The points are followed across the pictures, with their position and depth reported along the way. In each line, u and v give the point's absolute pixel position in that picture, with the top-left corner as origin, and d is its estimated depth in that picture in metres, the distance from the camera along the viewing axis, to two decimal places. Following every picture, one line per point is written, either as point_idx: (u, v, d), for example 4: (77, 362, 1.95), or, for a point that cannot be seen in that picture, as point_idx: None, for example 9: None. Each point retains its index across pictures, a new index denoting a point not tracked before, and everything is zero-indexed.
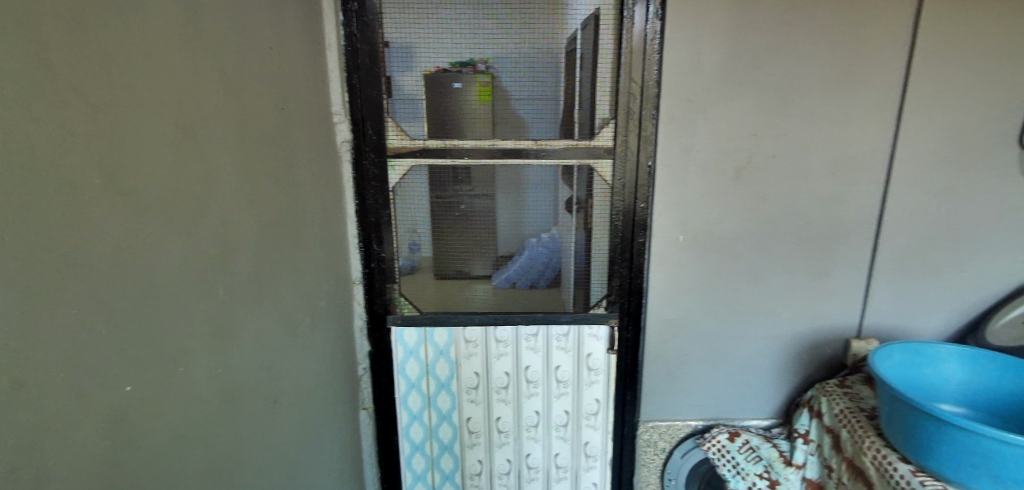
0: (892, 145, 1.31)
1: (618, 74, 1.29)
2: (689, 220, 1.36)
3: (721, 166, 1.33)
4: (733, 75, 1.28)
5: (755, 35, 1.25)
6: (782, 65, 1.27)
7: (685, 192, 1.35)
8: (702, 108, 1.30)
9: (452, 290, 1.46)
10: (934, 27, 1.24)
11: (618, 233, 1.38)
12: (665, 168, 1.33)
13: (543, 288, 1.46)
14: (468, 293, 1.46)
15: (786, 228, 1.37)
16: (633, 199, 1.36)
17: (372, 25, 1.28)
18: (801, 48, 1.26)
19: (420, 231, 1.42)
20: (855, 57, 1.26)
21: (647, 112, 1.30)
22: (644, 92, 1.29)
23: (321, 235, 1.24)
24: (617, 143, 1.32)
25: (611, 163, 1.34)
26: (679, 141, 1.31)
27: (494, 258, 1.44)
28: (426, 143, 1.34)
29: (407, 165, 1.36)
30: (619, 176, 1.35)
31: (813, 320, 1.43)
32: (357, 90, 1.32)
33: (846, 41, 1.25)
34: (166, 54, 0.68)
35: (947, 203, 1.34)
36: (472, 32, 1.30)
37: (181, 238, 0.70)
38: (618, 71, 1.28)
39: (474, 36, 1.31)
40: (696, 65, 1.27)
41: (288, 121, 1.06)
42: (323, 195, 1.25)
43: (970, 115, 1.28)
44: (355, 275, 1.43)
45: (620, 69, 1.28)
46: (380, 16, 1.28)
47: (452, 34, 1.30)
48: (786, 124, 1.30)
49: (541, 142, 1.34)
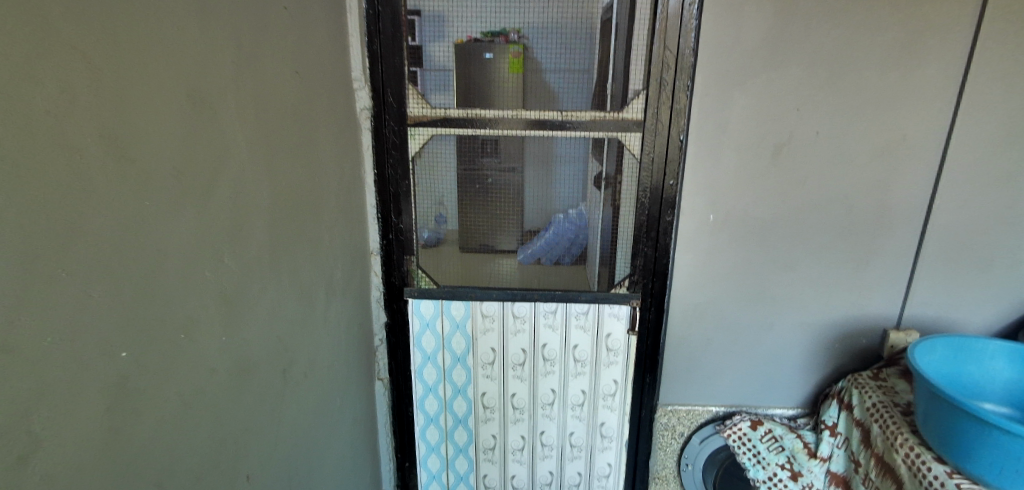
0: (949, 123, 1.20)
1: (652, 41, 1.21)
2: (720, 199, 1.29)
3: (758, 141, 1.25)
4: (778, 43, 1.18)
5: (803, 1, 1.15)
6: (832, 32, 1.17)
7: (717, 168, 1.27)
8: (742, 79, 1.21)
9: (476, 264, 1.42)
10: None
11: (643, 210, 1.32)
12: (697, 143, 1.26)
13: (568, 265, 1.40)
14: (495, 267, 1.42)
15: (825, 210, 1.29)
16: (661, 176, 1.30)
17: None
18: (854, 14, 1.15)
19: (448, 204, 1.38)
20: (915, 26, 1.15)
21: (681, 82, 1.23)
22: (679, 62, 1.21)
23: (339, 204, 1.22)
24: (646, 115, 1.26)
25: (639, 137, 1.27)
26: (712, 116, 1.24)
27: (521, 233, 1.39)
28: (450, 112, 1.30)
29: (429, 134, 1.33)
30: (647, 152, 1.28)
31: (849, 309, 1.35)
32: (378, 56, 1.28)
33: (906, 8, 1.14)
34: (174, 8, 0.65)
35: (1007, 190, 1.23)
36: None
37: (189, 206, 0.68)
38: (653, 38, 1.21)
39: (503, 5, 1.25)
40: (737, 32, 1.18)
41: (304, 85, 1.03)
42: (341, 163, 1.23)
43: None
44: (374, 246, 1.42)
45: (654, 36, 1.20)
46: None
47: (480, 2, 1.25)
48: (832, 99, 1.21)
49: (568, 113, 1.28)
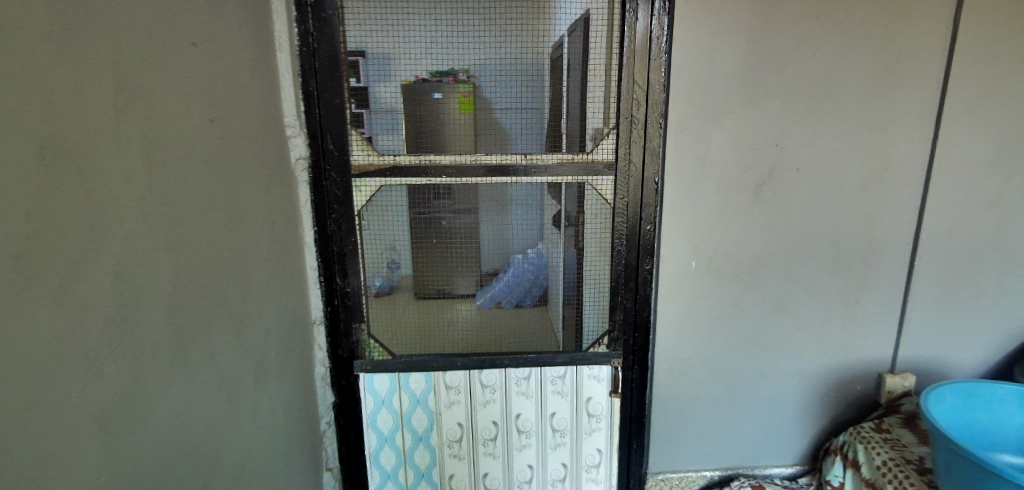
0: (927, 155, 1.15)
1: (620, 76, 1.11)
2: (701, 245, 1.19)
3: (738, 180, 1.16)
4: (752, 77, 1.11)
5: (775, 32, 1.09)
6: (806, 64, 1.11)
7: (696, 211, 1.17)
8: (717, 115, 1.13)
9: (433, 311, 1.30)
10: (975, 21, 1.09)
11: (618, 260, 1.20)
12: (674, 184, 1.16)
13: (530, 307, 1.36)
14: (451, 313, 1.31)
15: (811, 251, 1.21)
16: (637, 221, 1.18)
17: (333, 21, 1.09)
18: (827, 46, 1.10)
19: (400, 248, 1.23)
20: (887, 55, 1.11)
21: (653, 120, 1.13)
22: (650, 98, 1.12)
23: (272, 272, 1.04)
24: (618, 156, 1.15)
25: (611, 181, 1.17)
26: (688, 155, 1.14)
27: (479, 275, 1.33)
28: (400, 159, 1.15)
29: (377, 185, 1.17)
30: (620, 195, 1.17)
31: (841, 354, 1.26)
32: (315, 98, 1.12)
33: (878, 37, 1.10)
34: (18, 37, 0.47)
35: (989, 221, 1.18)
36: (449, 38, 1.15)
37: (35, 304, 0.49)
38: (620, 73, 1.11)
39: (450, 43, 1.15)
40: (709, 65, 1.10)
41: (223, 134, 0.86)
42: (274, 222, 1.05)
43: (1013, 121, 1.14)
44: (316, 314, 1.22)
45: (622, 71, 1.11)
46: (341, 13, 1.09)
47: (426, 40, 1.14)
48: (810, 133, 1.14)
49: (532, 157, 1.16)
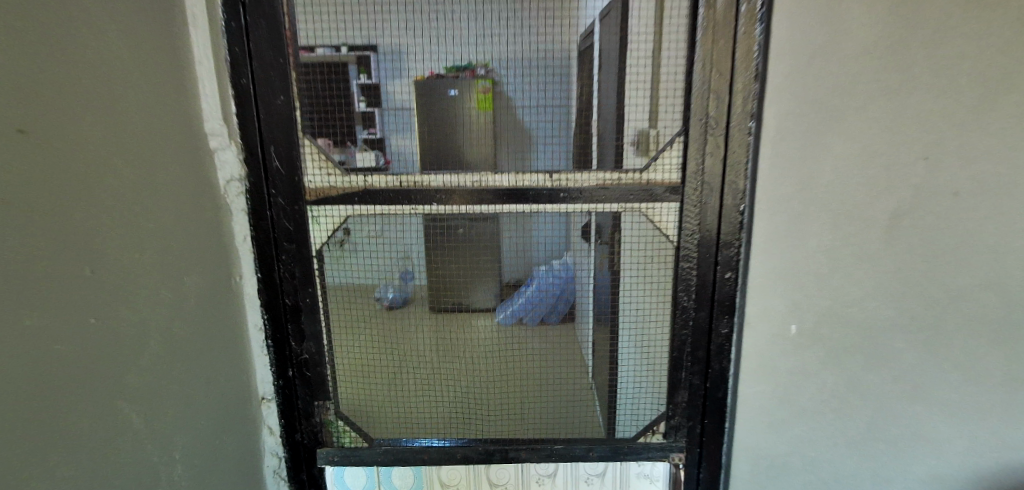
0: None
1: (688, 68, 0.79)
2: (802, 302, 0.83)
3: (858, 213, 0.80)
4: (887, 61, 0.74)
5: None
6: (973, 41, 0.73)
7: (797, 255, 0.82)
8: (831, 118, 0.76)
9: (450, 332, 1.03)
10: None
11: (685, 318, 0.88)
12: (764, 217, 0.80)
13: (556, 324, 1.15)
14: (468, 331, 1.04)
15: (970, 314, 0.82)
16: (708, 267, 0.85)
17: None
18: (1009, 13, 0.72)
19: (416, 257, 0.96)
20: None
21: (735, 127, 0.79)
22: (733, 94, 0.78)
23: (184, 347, 0.73)
24: (686, 180, 0.82)
25: (676, 208, 0.84)
26: (785, 177, 0.79)
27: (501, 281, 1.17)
28: (376, 182, 0.84)
29: (344, 217, 0.85)
30: (689, 232, 0.84)
31: (1006, 463, 0.87)
32: (255, 97, 0.80)
33: None
34: None
35: None
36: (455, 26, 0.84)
37: None
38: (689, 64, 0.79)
39: (457, 31, 0.85)
40: (821, 45, 0.75)
41: (64, 161, 0.55)
42: (185, 277, 0.73)
43: None
44: (263, 388, 0.91)
45: (692, 60, 0.79)
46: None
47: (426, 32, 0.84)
48: (976, 144, 0.76)
49: (558, 179, 0.84)
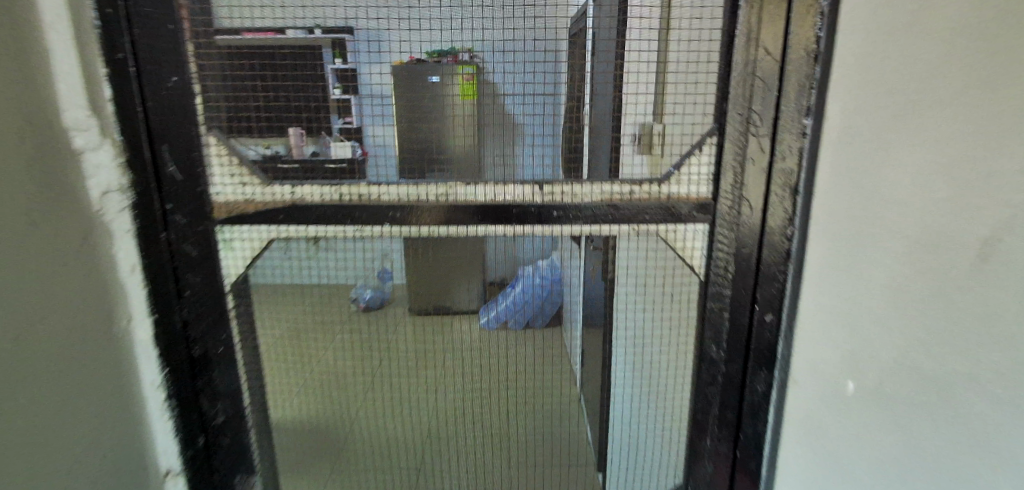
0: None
1: (730, 42, 0.60)
2: (872, 359, 0.62)
3: None
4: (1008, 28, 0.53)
5: None
6: None
7: (869, 296, 0.61)
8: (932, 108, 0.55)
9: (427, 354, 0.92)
10: None
11: (712, 373, 0.69)
12: (821, 243, 0.61)
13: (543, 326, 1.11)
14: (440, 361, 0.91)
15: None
16: (743, 306, 0.66)
17: None
18: None
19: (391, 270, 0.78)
20: None
21: (789, 123, 0.60)
22: (783, 79, 0.59)
23: (22, 432, 0.51)
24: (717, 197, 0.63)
25: (705, 230, 0.65)
26: (859, 192, 0.58)
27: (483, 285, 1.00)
28: (305, 194, 0.64)
29: (266, 239, 0.65)
30: (722, 266, 0.64)
31: None
32: (137, 74, 0.59)
33: None
34: None
35: None
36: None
37: None
38: (730, 36, 0.60)
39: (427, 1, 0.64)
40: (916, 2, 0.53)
41: None
42: (21, 334, 0.52)
43: None
44: (166, 461, 0.69)
45: (734, 32, 0.59)
46: None
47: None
48: None
49: (554, 194, 0.64)
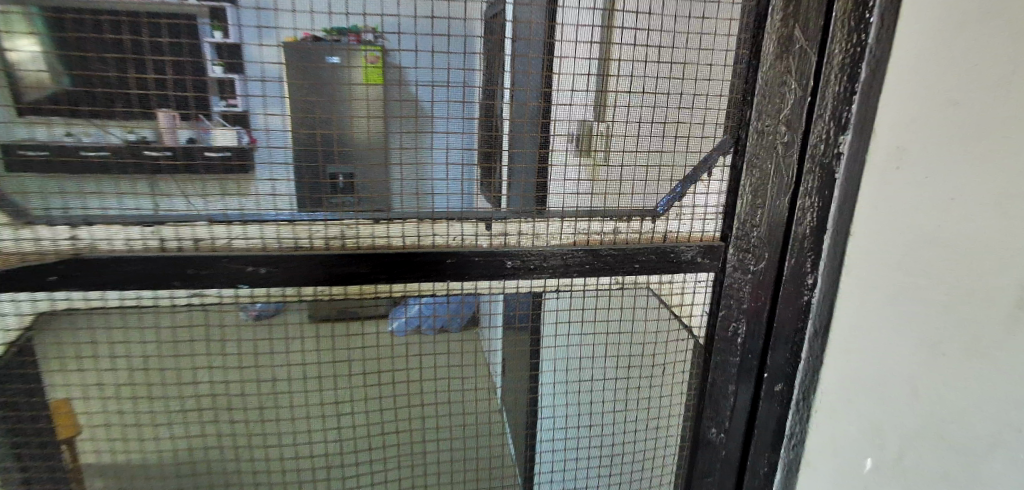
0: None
1: (759, 22, 0.43)
2: (904, 441, 0.49)
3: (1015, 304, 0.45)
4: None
5: None
6: None
7: (898, 365, 0.48)
8: (1019, 128, 0.41)
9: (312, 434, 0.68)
10: None
11: (710, 461, 0.53)
12: (852, 298, 0.46)
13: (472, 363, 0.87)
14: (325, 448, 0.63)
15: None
16: (748, 377, 0.51)
17: None
18: None
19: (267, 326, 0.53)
20: None
21: (823, 141, 0.44)
22: (822, 82, 0.43)
23: None
24: (728, 239, 0.48)
25: (705, 279, 0.50)
26: (898, 243, 0.44)
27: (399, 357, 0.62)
28: (103, 243, 0.42)
29: (37, 313, 0.43)
30: (727, 327, 0.49)
31: None
32: None
33: None
34: None
35: None
36: None
37: None
38: (761, 15, 0.43)
39: None
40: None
41: None
42: None
43: None
44: None
45: (766, 9, 0.42)
46: None
47: None
48: None
49: (504, 237, 0.48)
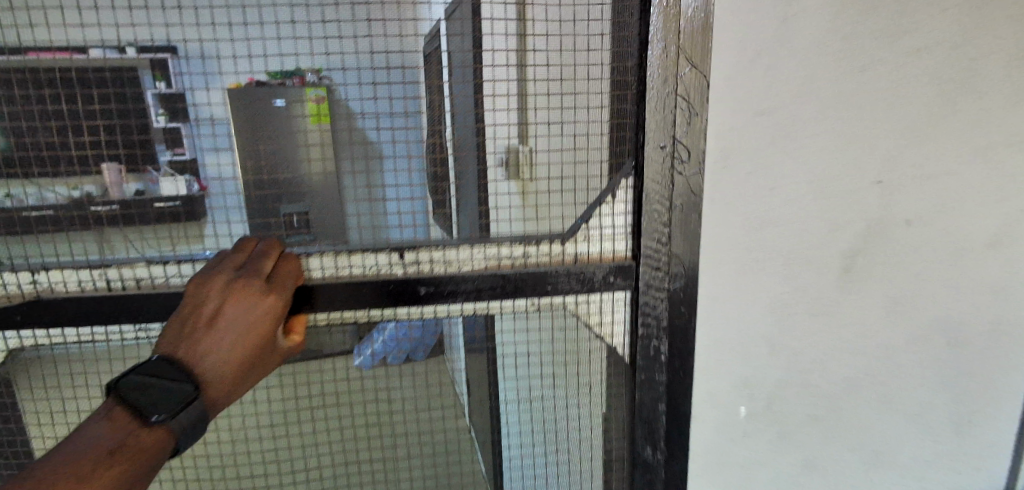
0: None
1: (642, 52, 0.48)
2: (775, 402, 0.60)
3: (844, 273, 0.58)
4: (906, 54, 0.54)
5: None
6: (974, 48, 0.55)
7: (764, 339, 0.58)
8: (815, 135, 0.53)
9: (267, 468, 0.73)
10: None
11: (649, 477, 0.57)
12: (710, 292, 0.54)
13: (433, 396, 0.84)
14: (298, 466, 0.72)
15: (975, 383, 0.66)
16: (662, 387, 0.54)
17: None
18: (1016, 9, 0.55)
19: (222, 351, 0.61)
20: None
21: (687, 161, 0.50)
22: (686, 113, 0.49)
23: None
24: (637, 258, 0.52)
25: (625, 294, 0.54)
26: (738, 234, 0.54)
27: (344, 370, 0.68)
28: (57, 284, 0.51)
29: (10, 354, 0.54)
30: (647, 335, 0.53)
31: None
32: None
33: None
34: None
35: None
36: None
37: None
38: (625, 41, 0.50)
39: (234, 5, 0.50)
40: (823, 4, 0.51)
41: None
42: None
43: None
44: None
45: (649, 39, 0.47)
46: None
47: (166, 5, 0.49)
48: (977, 173, 0.58)
49: (417, 264, 0.53)
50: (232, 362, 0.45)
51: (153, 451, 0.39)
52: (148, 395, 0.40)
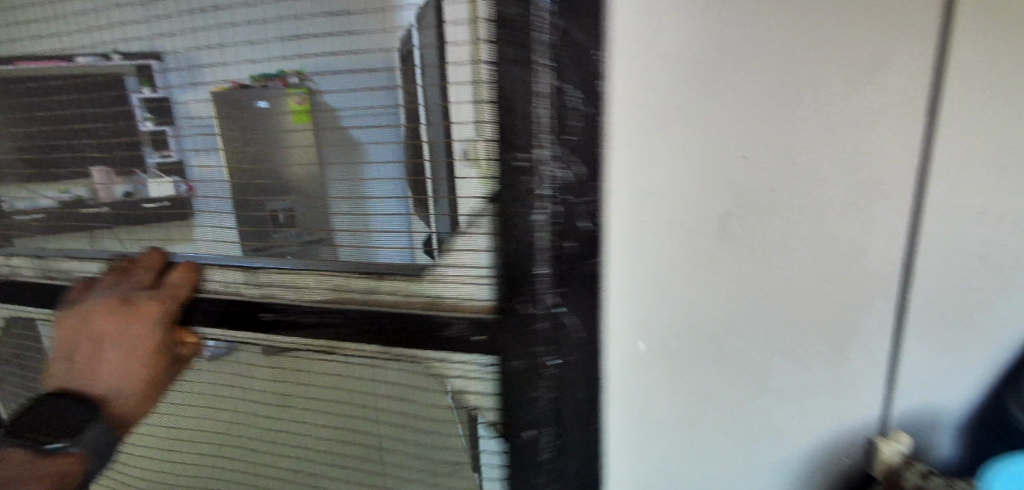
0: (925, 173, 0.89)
1: (535, 59, 0.81)
2: (665, 324, 0.92)
3: (687, 222, 0.88)
4: (746, 67, 0.82)
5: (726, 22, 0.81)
6: (758, 67, 0.83)
7: (655, 251, 0.89)
8: (659, 126, 0.84)
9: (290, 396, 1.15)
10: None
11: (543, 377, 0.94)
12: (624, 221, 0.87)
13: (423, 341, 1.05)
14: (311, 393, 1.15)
15: (794, 313, 0.94)
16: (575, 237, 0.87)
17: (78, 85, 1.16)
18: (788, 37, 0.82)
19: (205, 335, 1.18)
20: (863, 32, 0.82)
21: (548, 96, 0.82)
22: (579, 67, 0.80)
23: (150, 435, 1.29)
24: (500, 306, 0.95)
25: (529, 174, 0.85)
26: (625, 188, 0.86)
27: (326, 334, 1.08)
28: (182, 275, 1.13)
29: None
30: (509, 328, 0.94)
31: (829, 424, 1.03)
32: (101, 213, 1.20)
33: (850, 14, 0.82)
34: None
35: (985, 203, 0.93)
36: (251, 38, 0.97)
37: None
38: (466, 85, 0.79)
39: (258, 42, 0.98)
40: (631, 54, 0.81)
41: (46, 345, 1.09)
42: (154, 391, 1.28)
43: (997, 120, 0.89)
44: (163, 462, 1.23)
45: (535, 42, 0.80)
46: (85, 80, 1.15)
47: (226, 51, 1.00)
48: (780, 146, 0.86)
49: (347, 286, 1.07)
50: (130, 378, 1.08)
51: (66, 470, 1.00)
52: (50, 424, 1.02)
